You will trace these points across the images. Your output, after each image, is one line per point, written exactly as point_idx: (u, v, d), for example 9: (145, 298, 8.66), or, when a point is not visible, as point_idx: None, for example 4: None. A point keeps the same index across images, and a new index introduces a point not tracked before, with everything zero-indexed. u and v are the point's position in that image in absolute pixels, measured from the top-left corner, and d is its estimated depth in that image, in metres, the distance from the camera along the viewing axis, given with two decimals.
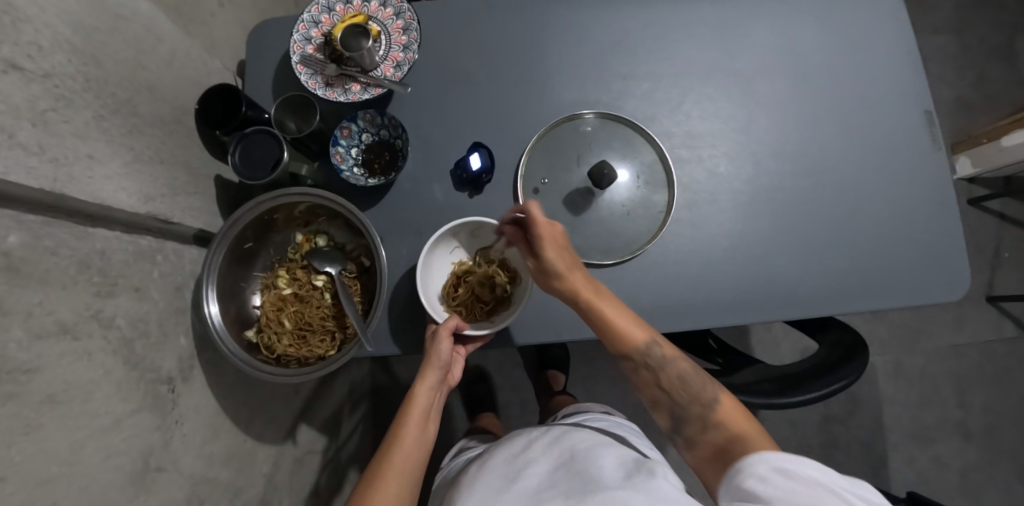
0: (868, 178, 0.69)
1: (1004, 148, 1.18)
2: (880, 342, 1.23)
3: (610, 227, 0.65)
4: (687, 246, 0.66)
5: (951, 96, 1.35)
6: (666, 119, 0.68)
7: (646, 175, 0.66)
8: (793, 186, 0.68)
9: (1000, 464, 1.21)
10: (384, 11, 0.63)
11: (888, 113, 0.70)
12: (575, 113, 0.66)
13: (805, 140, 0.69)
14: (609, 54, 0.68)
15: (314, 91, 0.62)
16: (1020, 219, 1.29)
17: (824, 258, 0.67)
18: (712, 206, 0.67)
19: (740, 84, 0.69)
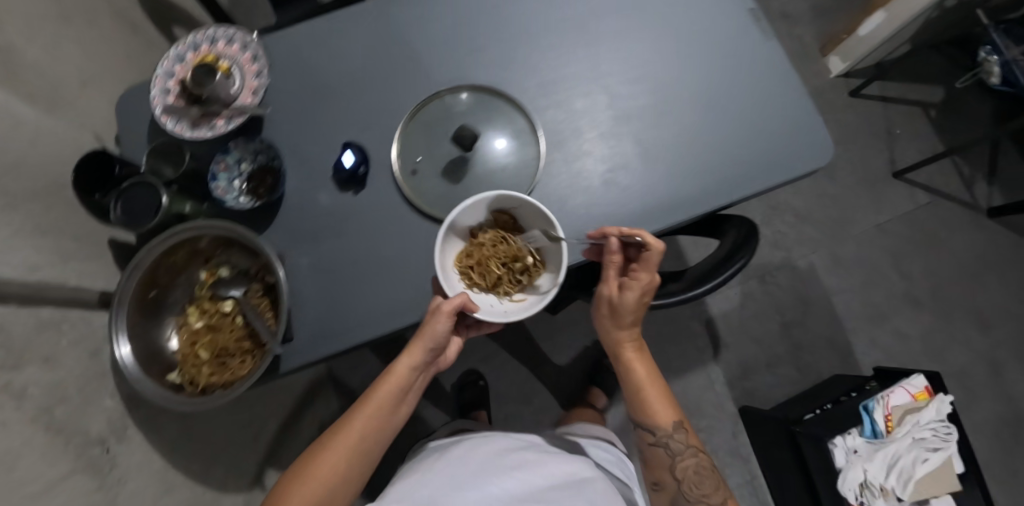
0: (718, 79, 0.75)
1: (863, 37, 1.31)
2: (811, 241, 1.29)
3: (490, 185, 0.69)
4: (565, 181, 0.70)
5: (810, 5, 1.46)
6: (516, 75, 0.73)
7: (509, 131, 0.71)
8: (648, 103, 0.73)
9: (953, 318, 1.30)
10: (231, 48, 0.68)
11: (715, 17, 0.77)
12: (438, 92, 0.71)
13: (649, 60, 0.74)
14: (449, 33, 0.73)
15: (181, 134, 0.65)
16: (900, 97, 1.41)
17: (695, 161, 0.72)
18: (577, 142, 0.71)
19: (579, 27, 0.75)
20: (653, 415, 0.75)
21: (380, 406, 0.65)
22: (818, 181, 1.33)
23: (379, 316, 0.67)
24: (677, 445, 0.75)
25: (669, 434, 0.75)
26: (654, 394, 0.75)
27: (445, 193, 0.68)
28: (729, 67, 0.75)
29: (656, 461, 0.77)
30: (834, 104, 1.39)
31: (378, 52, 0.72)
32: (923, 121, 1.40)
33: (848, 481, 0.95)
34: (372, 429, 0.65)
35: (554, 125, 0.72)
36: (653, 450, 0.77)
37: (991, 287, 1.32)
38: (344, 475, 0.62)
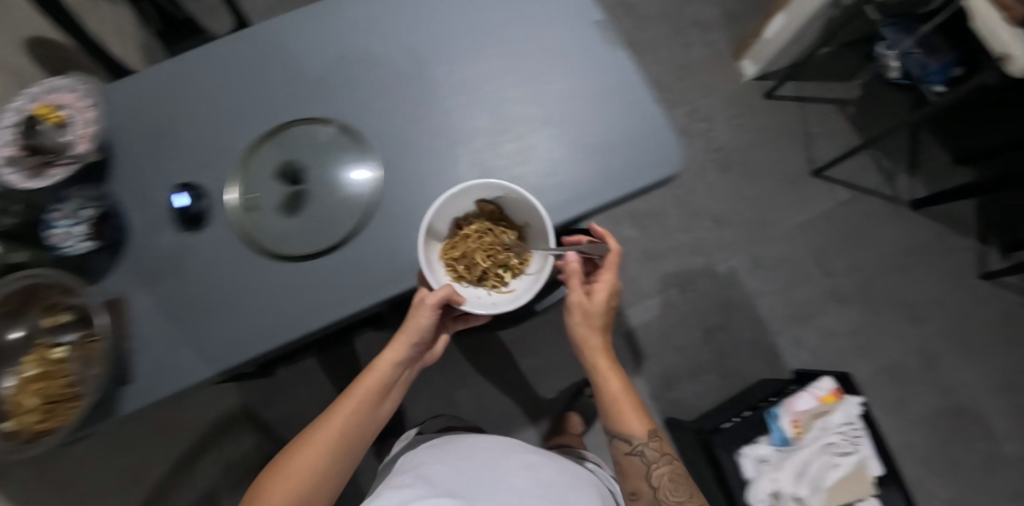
0: (567, 91, 0.74)
1: (768, 39, 1.31)
2: (729, 245, 1.28)
3: (327, 214, 0.69)
4: (401, 207, 0.69)
5: (720, 11, 1.46)
6: (354, 104, 0.72)
7: (344, 158, 0.70)
8: (493, 124, 0.72)
9: (882, 312, 1.29)
10: (70, 98, 0.70)
11: (563, 34, 0.76)
12: (280, 128, 0.71)
13: (495, 80, 0.74)
14: (287, 68, 0.74)
15: (14, 184, 0.65)
16: (816, 96, 1.41)
17: (540, 179, 0.71)
18: (416, 166, 0.70)
19: (425, 47, 0.74)
20: (625, 424, 0.77)
21: (362, 401, 0.73)
22: (735, 185, 1.33)
23: (220, 354, 0.67)
24: (652, 454, 0.77)
25: (643, 443, 0.77)
26: (626, 404, 0.77)
27: (285, 228, 0.68)
28: (578, 79, 0.75)
29: (631, 469, 0.78)
30: (750, 106, 1.39)
31: (223, 94, 0.73)
32: (841, 118, 1.41)
33: (757, 493, 0.92)
34: (355, 424, 0.73)
35: (397, 151, 0.71)
36: (629, 459, 0.78)
37: (917, 279, 1.32)
38: (326, 466, 0.70)
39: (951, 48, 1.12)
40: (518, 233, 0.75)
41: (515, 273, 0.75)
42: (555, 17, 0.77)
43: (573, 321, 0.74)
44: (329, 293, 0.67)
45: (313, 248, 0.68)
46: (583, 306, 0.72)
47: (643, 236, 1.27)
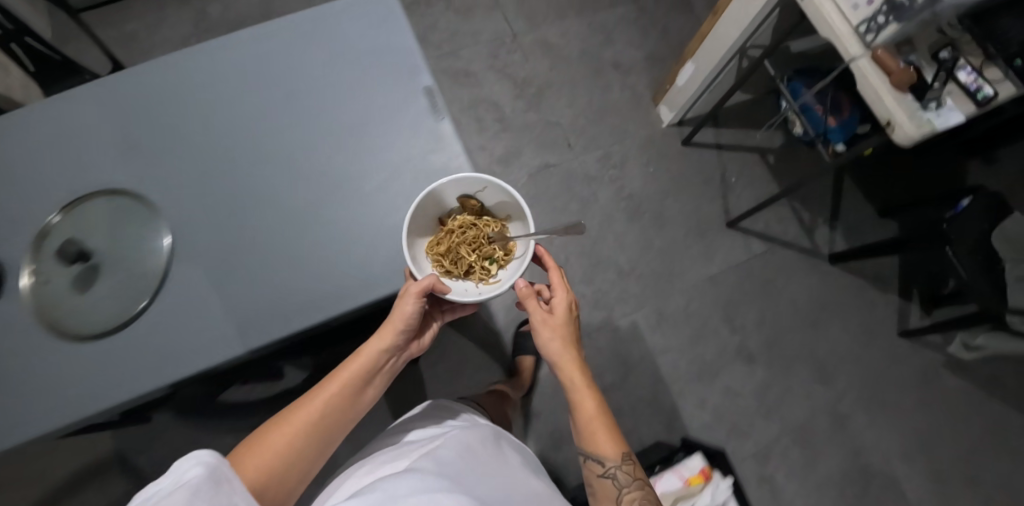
0: (393, 162, 0.70)
1: (680, 87, 1.29)
2: (633, 298, 1.24)
3: (122, 288, 0.66)
4: (196, 282, 0.67)
5: (643, 54, 1.42)
6: (159, 175, 0.70)
7: (140, 229, 0.67)
8: (303, 200, 0.70)
9: (793, 371, 1.26)
10: None
11: (388, 102, 0.72)
12: (87, 197, 0.69)
13: (311, 152, 0.71)
14: (95, 135, 0.71)
15: None
16: (736, 144, 1.39)
17: (343, 258, 0.68)
18: (215, 241, 0.68)
19: (255, 110, 0.72)
20: (596, 445, 0.72)
21: (345, 386, 0.69)
22: (644, 235, 1.28)
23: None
24: (624, 479, 0.72)
25: (616, 466, 0.72)
26: (599, 426, 0.71)
27: (73, 305, 0.65)
28: (406, 149, 0.71)
29: (601, 492, 0.73)
30: (666, 153, 1.36)
31: (36, 160, 0.70)
32: (761, 167, 1.38)
33: None
34: (337, 409, 0.69)
35: (198, 223, 0.69)
36: (601, 482, 0.72)
37: (828, 334, 1.30)
38: (299, 451, 0.64)
39: (849, 109, 1.07)
40: (500, 226, 0.79)
41: (501, 265, 0.78)
42: (391, 82, 0.73)
43: (543, 336, 0.73)
44: (111, 374, 0.64)
45: (101, 327, 0.65)
46: (547, 322, 0.72)
47: None
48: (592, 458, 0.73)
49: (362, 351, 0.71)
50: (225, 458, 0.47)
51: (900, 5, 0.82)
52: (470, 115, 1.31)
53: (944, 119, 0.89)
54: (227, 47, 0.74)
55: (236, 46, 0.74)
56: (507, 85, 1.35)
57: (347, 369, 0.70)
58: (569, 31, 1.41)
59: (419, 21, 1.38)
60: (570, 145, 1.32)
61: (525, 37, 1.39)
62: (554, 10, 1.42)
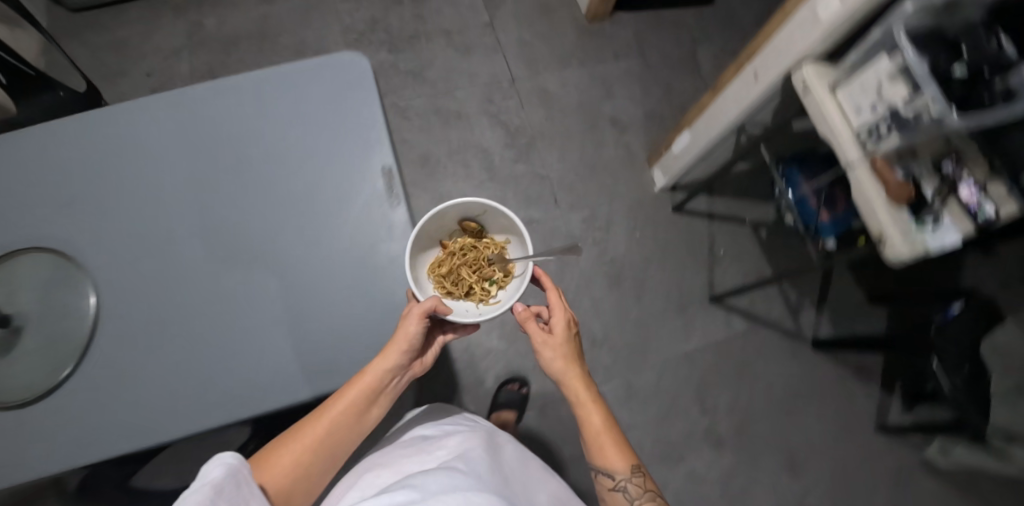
0: (353, 247, 0.65)
1: (676, 153, 1.24)
2: (603, 369, 1.20)
3: (44, 355, 0.60)
4: (116, 362, 0.61)
5: (642, 112, 1.40)
6: (82, 241, 0.63)
7: (69, 290, 0.61)
8: (238, 281, 0.63)
9: (761, 459, 1.22)
10: None
11: (342, 177, 0.66)
12: (15, 250, 0.62)
13: (251, 228, 0.64)
14: (16, 188, 0.64)
15: None
16: (729, 215, 1.34)
17: (276, 350, 0.62)
18: (139, 319, 0.62)
19: (209, 173, 0.65)
20: (606, 458, 0.71)
21: (349, 406, 0.63)
22: (621, 303, 1.24)
23: None
24: (636, 490, 0.70)
25: (626, 477, 0.70)
26: (608, 440, 0.71)
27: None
28: (367, 234, 0.65)
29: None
30: (654, 218, 1.32)
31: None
32: (752, 241, 1.33)
33: None
34: (342, 429, 0.65)
35: (122, 298, 0.62)
36: (611, 493, 0.71)
37: (803, 425, 1.26)
38: (305, 469, 0.63)
39: (844, 204, 1.02)
40: (499, 248, 0.80)
41: (499, 286, 0.78)
42: (357, 157, 0.67)
43: (546, 356, 0.72)
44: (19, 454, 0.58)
45: (15, 399, 0.59)
46: (548, 344, 0.72)
47: (511, 347, 1.20)
48: (602, 470, 0.72)
49: (365, 373, 0.62)
50: (243, 460, 0.54)
51: (904, 118, 0.76)
52: (457, 159, 1.27)
53: (941, 238, 0.81)
54: (165, 102, 0.67)
55: (175, 102, 0.67)
56: (499, 132, 1.30)
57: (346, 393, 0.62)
58: (569, 82, 1.39)
59: (415, 55, 1.33)
60: (556, 200, 1.28)
61: (523, 83, 1.35)
62: (556, 59, 1.39)
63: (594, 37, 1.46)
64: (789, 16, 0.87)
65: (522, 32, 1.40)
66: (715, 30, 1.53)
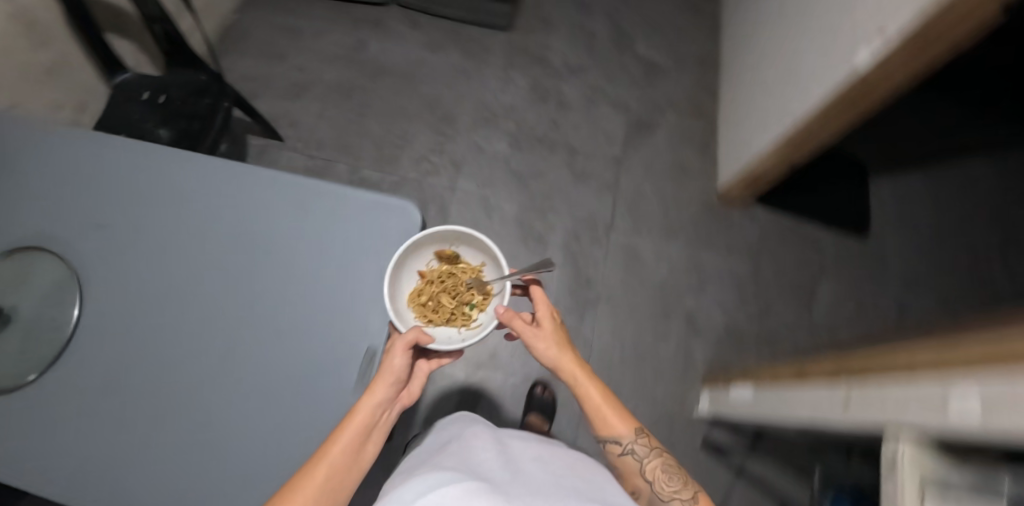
0: (295, 395, 0.62)
1: (729, 398, 1.09)
2: None
3: (14, 355, 0.61)
4: (54, 400, 0.61)
5: (724, 322, 1.26)
6: (79, 270, 0.63)
7: (59, 301, 0.62)
8: (192, 373, 0.62)
9: None
10: None
11: (334, 316, 0.64)
12: (22, 247, 0.63)
13: (230, 327, 0.64)
14: (59, 193, 0.65)
15: None
16: (761, 482, 1.15)
17: (194, 459, 0.61)
18: (94, 369, 0.62)
19: (211, 258, 0.65)
20: (610, 426, 0.74)
21: (348, 440, 0.56)
22: None
23: None
24: (643, 450, 0.74)
25: (633, 440, 0.74)
26: (611, 409, 0.73)
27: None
28: (314, 392, 0.63)
29: (626, 469, 0.75)
30: (675, 443, 1.16)
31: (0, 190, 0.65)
32: None
33: None
34: (337, 479, 0.55)
35: (89, 341, 0.62)
36: (621, 459, 0.75)
37: None
38: None
39: None
40: (477, 272, 0.77)
41: (479, 309, 0.76)
42: (348, 311, 0.64)
43: (538, 348, 0.72)
44: None
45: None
46: (538, 336, 0.72)
47: None
48: (609, 440, 0.75)
49: (355, 412, 0.57)
50: None
51: None
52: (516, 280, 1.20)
53: None
54: (212, 170, 0.67)
55: (218, 173, 0.67)
56: (569, 271, 1.23)
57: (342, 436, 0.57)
58: (663, 256, 1.28)
59: (532, 160, 1.29)
60: None
61: (618, 236, 1.27)
62: (661, 228, 1.31)
63: (715, 221, 1.34)
64: (916, 368, 0.54)
65: (643, 185, 1.34)
66: (848, 273, 1.34)
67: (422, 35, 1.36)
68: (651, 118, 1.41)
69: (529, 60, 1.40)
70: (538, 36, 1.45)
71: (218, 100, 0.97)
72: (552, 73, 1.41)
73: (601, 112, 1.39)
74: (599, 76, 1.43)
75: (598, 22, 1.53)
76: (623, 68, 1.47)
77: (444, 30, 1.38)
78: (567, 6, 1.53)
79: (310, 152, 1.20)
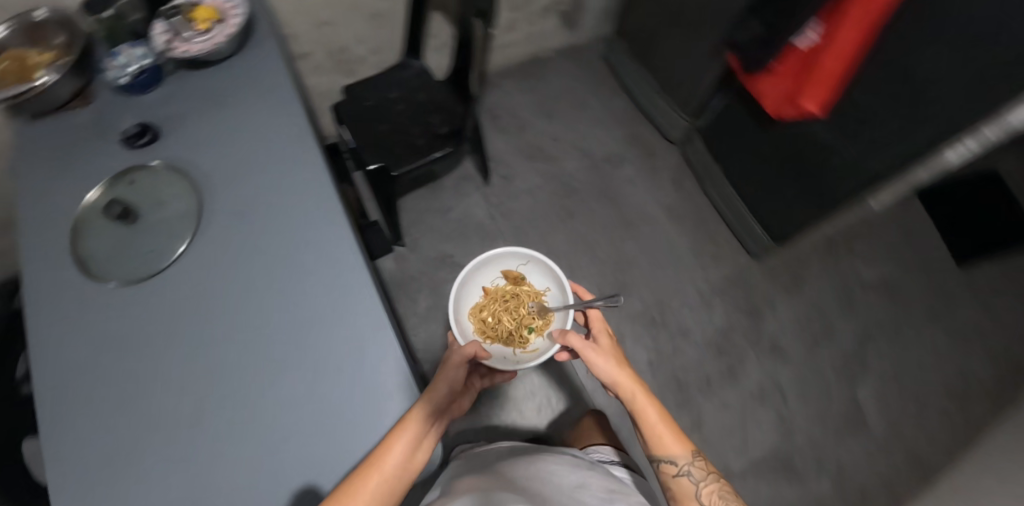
0: (218, 485, 0.51)
1: None
2: None
3: (113, 254, 0.61)
4: (88, 313, 0.60)
5: None
6: (194, 227, 0.62)
7: (171, 239, 0.61)
8: (167, 380, 0.56)
9: None
10: (232, 17, 0.69)
11: (304, 442, 0.52)
12: (192, 173, 0.65)
13: (226, 365, 0.56)
14: (242, 161, 0.65)
15: (153, 35, 0.67)
16: None
17: (98, 461, 0.53)
18: (124, 311, 0.59)
19: (272, 303, 0.59)
20: (664, 441, 0.59)
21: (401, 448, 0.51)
22: None
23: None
24: (701, 472, 0.58)
25: (689, 461, 0.58)
26: (665, 421, 0.60)
27: (91, 216, 0.62)
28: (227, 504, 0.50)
29: (678, 500, 0.58)
30: None
31: (224, 108, 0.68)
32: None
33: None
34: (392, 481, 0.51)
35: (142, 287, 0.60)
36: (677, 483, 0.58)
37: None
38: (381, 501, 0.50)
39: None
40: (538, 298, 0.86)
41: (538, 333, 0.83)
42: (331, 458, 0.52)
43: (594, 363, 0.64)
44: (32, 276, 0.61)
45: (79, 255, 0.61)
46: (595, 349, 0.65)
47: None
48: (661, 459, 0.59)
49: (404, 420, 0.52)
50: None
51: None
52: None
53: None
54: (336, 223, 0.62)
55: (337, 231, 0.62)
56: None
57: (397, 436, 0.51)
58: None
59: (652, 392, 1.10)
60: None
61: None
62: None
63: None
64: None
65: None
66: None
67: (671, 199, 1.23)
68: (802, 470, 1.09)
69: (741, 304, 1.19)
70: (773, 289, 1.22)
71: (452, 138, 0.91)
72: (751, 333, 1.18)
73: (760, 413, 1.13)
74: (791, 379, 1.16)
75: (846, 326, 1.24)
76: (824, 394, 1.17)
77: (694, 209, 1.24)
78: (830, 284, 1.27)
79: (494, 212, 1.15)
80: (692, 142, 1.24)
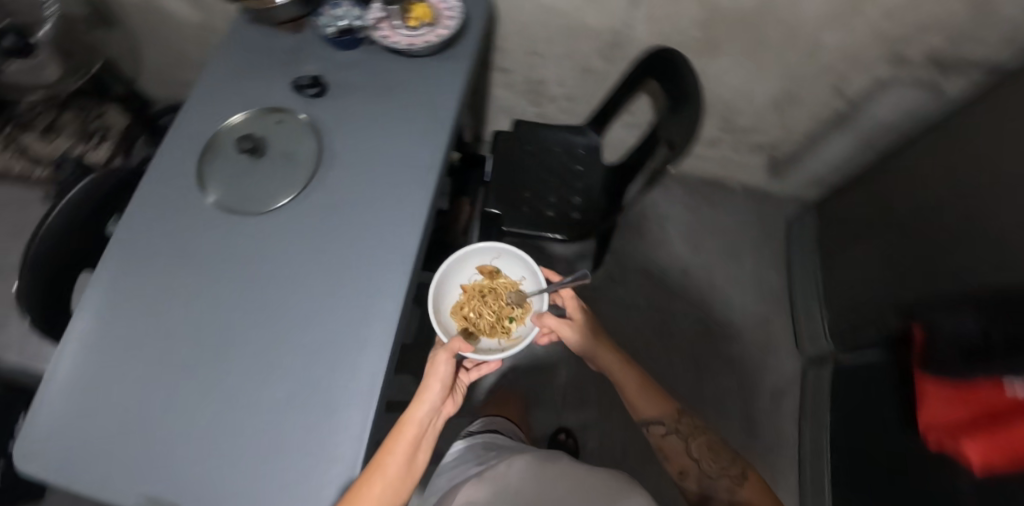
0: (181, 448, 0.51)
1: None
2: None
3: (224, 174, 0.64)
4: (174, 208, 0.63)
5: None
6: (293, 191, 0.62)
7: (271, 189, 0.62)
8: (190, 308, 0.57)
9: None
10: (444, 22, 0.70)
11: (239, 452, 0.51)
12: (325, 144, 0.65)
13: (236, 329, 0.56)
14: (369, 157, 0.64)
15: (372, 8, 0.70)
16: None
17: (102, 337, 0.56)
18: (198, 226, 0.62)
19: (305, 302, 0.57)
20: (643, 402, 0.65)
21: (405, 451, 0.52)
22: None
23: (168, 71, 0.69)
24: (684, 427, 0.62)
25: (672, 419, 0.63)
26: (640, 382, 0.66)
27: (229, 136, 0.66)
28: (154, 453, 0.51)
29: (668, 455, 0.62)
30: None
31: (388, 102, 0.67)
32: None
33: None
34: (397, 483, 0.51)
35: (223, 215, 0.62)
36: (665, 442, 0.62)
37: None
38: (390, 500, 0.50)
39: None
40: (514, 287, 0.72)
41: (520, 322, 0.69)
42: (250, 482, 0.49)
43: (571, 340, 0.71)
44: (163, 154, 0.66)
45: (203, 160, 0.65)
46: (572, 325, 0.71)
47: None
48: (648, 420, 0.64)
49: (405, 423, 0.55)
50: None
51: None
52: None
53: None
54: (402, 265, 0.59)
55: (398, 274, 0.59)
56: None
57: (396, 446, 0.53)
58: None
59: None
60: None
61: None
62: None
63: None
64: None
65: None
66: None
67: (758, 407, 1.04)
68: None
69: None
70: None
71: (576, 225, 0.83)
72: None
73: None
74: None
75: None
76: None
77: (779, 436, 1.03)
78: None
79: None
80: (822, 367, 1.04)
